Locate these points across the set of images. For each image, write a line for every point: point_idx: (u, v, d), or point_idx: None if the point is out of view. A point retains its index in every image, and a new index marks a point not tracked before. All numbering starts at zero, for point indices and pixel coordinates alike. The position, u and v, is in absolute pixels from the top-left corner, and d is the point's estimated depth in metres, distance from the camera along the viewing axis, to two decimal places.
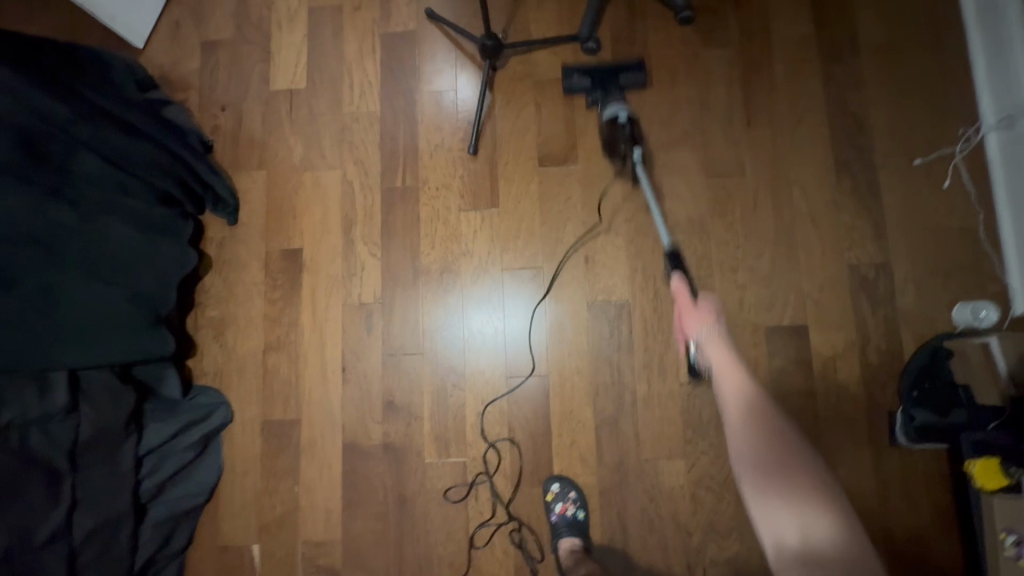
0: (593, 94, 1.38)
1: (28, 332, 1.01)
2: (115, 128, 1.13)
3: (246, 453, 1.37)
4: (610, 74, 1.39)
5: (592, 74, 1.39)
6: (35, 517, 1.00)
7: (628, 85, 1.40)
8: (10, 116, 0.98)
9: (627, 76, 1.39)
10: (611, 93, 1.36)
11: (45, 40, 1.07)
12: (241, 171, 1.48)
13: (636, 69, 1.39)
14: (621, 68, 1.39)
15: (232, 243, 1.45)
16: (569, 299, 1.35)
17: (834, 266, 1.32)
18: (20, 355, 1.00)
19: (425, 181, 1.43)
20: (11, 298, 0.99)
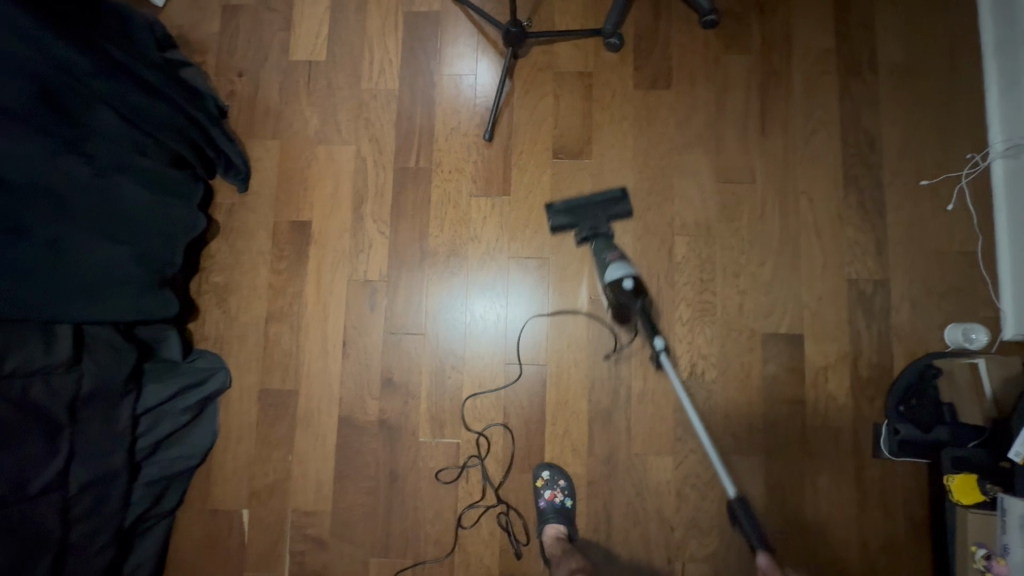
0: (582, 231, 1.35)
1: (38, 283, 1.01)
2: (133, 86, 1.14)
3: (242, 419, 1.39)
4: (596, 215, 1.36)
5: (575, 210, 1.36)
6: (33, 466, 1.01)
7: (616, 215, 1.37)
8: (32, 66, 0.97)
9: (611, 209, 1.37)
10: (601, 233, 1.34)
11: None
12: (255, 139, 1.47)
13: (620, 198, 1.37)
14: (603, 200, 1.37)
15: (241, 210, 1.45)
16: (573, 293, 1.37)
17: (834, 279, 1.34)
18: (29, 305, 1.00)
19: (438, 163, 1.44)
20: (26, 248, 0.99)
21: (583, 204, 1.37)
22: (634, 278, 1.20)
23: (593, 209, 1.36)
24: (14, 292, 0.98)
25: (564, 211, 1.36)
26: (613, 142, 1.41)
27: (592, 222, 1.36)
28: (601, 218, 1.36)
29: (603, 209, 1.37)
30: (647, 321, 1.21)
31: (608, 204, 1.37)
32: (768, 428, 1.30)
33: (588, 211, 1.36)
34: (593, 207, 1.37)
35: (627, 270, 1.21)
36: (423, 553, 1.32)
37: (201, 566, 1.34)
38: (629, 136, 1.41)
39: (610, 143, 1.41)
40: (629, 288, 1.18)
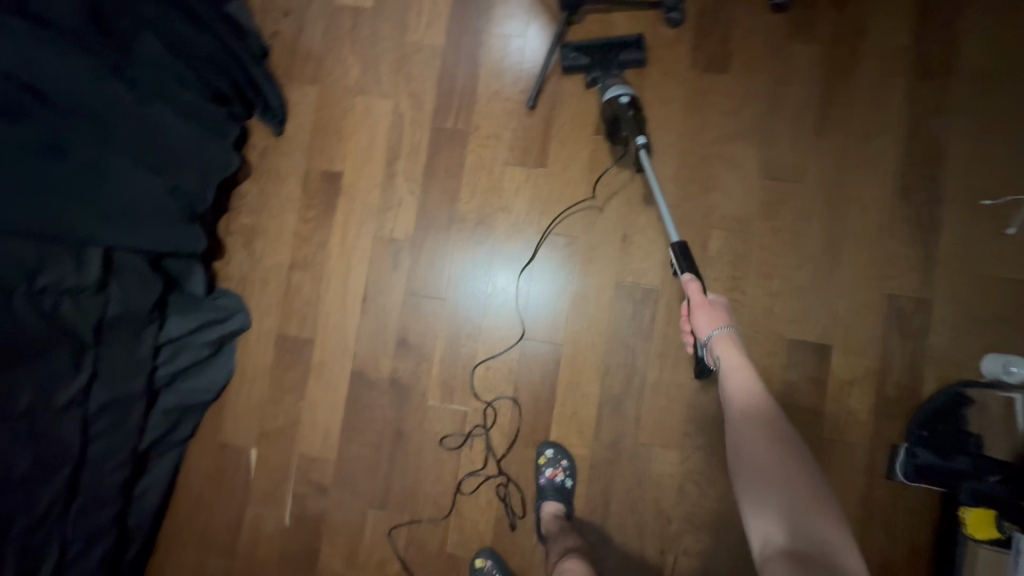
0: (592, 72, 1.34)
1: (71, 203, 1.01)
2: (182, 18, 1.15)
3: (258, 361, 1.41)
4: (609, 60, 1.34)
5: (589, 51, 1.35)
6: (59, 381, 1.04)
7: (626, 62, 1.35)
8: None
9: (624, 54, 1.34)
10: (611, 73, 1.33)
11: None
12: (294, 83, 1.45)
13: (634, 44, 1.34)
14: (618, 44, 1.34)
15: (274, 154, 1.44)
16: (598, 274, 1.34)
17: (872, 292, 1.29)
18: (62, 224, 1.00)
19: (476, 126, 1.40)
20: (63, 166, 0.99)
21: (598, 46, 1.34)
22: (630, 96, 1.24)
23: (607, 54, 1.34)
24: (49, 209, 0.98)
25: (578, 48, 1.35)
26: (659, 123, 1.36)
27: (603, 63, 1.34)
28: (612, 62, 1.34)
29: (614, 53, 1.34)
30: (632, 128, 1.23)
31: (619, 50, 1.34)
32: None
33: (602, 53, 1.34)
34: (606, 52, 1.34)
35: (623, 88, 1.25)
36: (420, 512, 1.34)
37: (208, 497, 1.39)
38: (676, 119, 1.35)
39: (656, 125, 1.36)
40: (623, 102, 1.23)
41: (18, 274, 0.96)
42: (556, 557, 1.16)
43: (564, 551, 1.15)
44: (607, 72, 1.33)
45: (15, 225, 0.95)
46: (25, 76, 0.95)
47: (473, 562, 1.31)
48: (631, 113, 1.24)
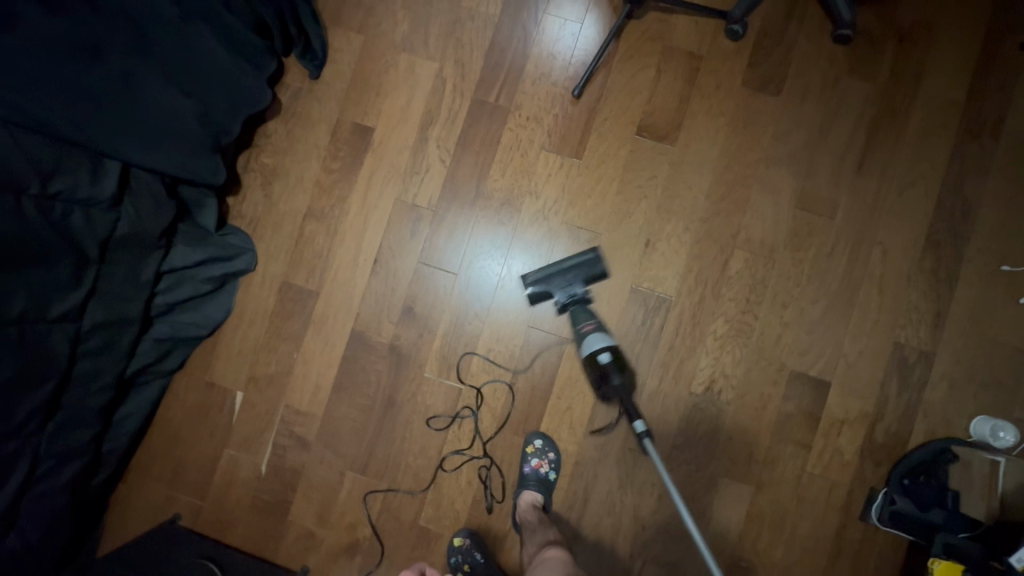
0: (562, 302, 1.26)
1: (96, 107, 0.97)
2: None
3: (257, 305, 1.37)
4: (573, 284, 1.25)
5: (548, 280, 1.24)
6: (57, 292, 0.99)
7: (594, 276, 1.25)
8: None
9: (588, 271, 1.25)
10: (580, 307, 1.24)
11: None
12: (339, 27, 1.40)
13: (597, 261, 1.25)
14: (580, 268, 1.24)
15: (307, 97, 1.39)
16: (615, 276, 1.33)
17: (880, 336, 1.30)
18: (85, 128, 0.96)
19: (518, 106, 1.37)
20: (95, 68, 0.96)
21: (556, 272, 1.24)
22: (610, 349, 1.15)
23: (567, 276, 1.25)
24: (72, 110, 0.94)
25: (537, 284, 1.24)
26: (702, 135, 1.34)
27: (568, 288, 1.25)
28: (576, 282, 1.25)
29: (580, 271, 1.25)
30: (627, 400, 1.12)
31: (584, 267, 1.25)
32: (766, 460, 1.29)
33: (564, 280, 1.24)
34: (568, 274, 1.25)
35: (603, 342, 1.16)
36: (398, 481, 1.33)
37: (185, 433, 1.36)
38: (720, 133, 1.34)
39: (698, 135, 1.34)
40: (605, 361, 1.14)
41: (33, 170, 0.91)
42: (535, 549, 1.17)
43: (544, 543, 1.16)
44: (573, 305, 1.25)
45: (37, 121, 0.91)
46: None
47: (451, 541, 1.30)
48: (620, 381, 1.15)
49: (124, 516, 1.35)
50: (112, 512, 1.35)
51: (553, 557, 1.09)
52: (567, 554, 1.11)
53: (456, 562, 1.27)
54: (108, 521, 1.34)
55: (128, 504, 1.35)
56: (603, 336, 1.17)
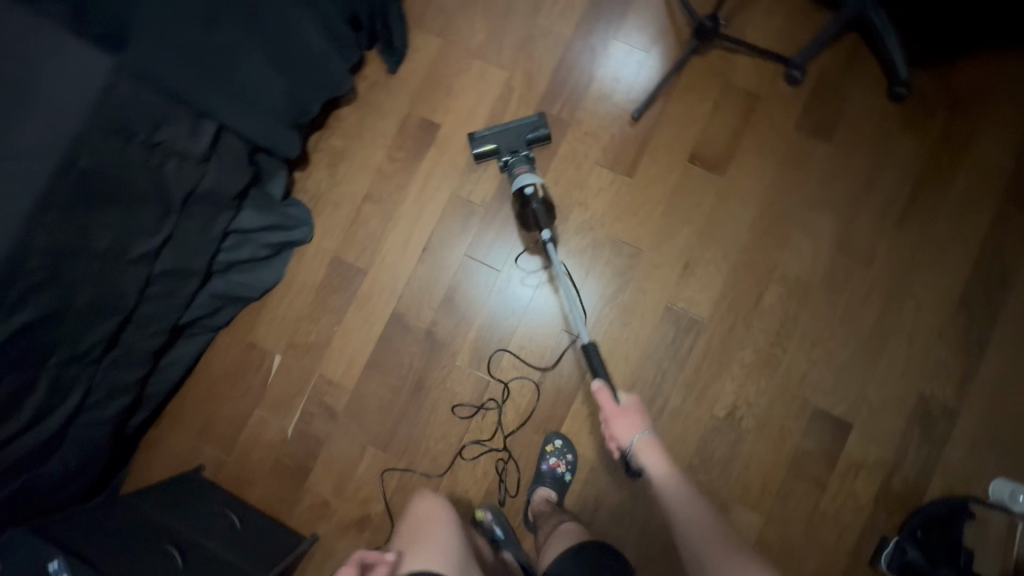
0: (502, 156, 1.36)
1: (202, 73, 1.05)
2: None
3: (307, 277, 1.44)
4: (515, 141, 1.37)
5: (494, 137, 1.37)
6: (140, 234, 1.06)
7: (534, 139, 1.38)
8: None
9: (530, 133, 1.38)
10: (519, 157, 1.33)
11: None
12: (421, 30, 1.50)
13: (540, 123, 1.39)
14: (522, 129, 1.38)
15: (381, 90, 1.48)
16: (651, 292, 1.37)
17: (907, 387, 1.31)
18: (190, 90, 1.04)
19: (579, 121, 1.44)
20: (209, 38, 1.03)
21: (500, 130, 1.37)
22: (537, 185, 1.25)
23: (512, 134, 1.37)
24: (180, 73, 1.02)
25: (483, 141, 1.36)
26: (751, 171, 1.39)
27: (512, 147, 1.36)
28: (519, 142, 1.37)
29: (521, 132, 1.38)
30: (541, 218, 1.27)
31: (527, 128, 1.38)
32: (780, 494, 1.30)
33: (509, 138, 1.37)
34: (513, 134, 1.37)
35: (530, 176, 1.26)
36: (417, 463, 1.37)
37: (219, 389, 1.42)
38: (769, 171, 1.39)
39: (748, 169, 1.39)
40: (529, 191, 1.25)
41: (145, 119, 0.97)
42: (549, 530, 1.19)
43: (558, 522, 1.19)
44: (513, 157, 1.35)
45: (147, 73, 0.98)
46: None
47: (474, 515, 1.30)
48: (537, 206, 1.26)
49: (150, 462, 1.39)
50: (139, 456, 1.40)
51: (568, 528, 1.14)
52: (581, 525, 1.15)
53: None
54: (132, 463, 1.39)
55: (154, 452, 1.40)
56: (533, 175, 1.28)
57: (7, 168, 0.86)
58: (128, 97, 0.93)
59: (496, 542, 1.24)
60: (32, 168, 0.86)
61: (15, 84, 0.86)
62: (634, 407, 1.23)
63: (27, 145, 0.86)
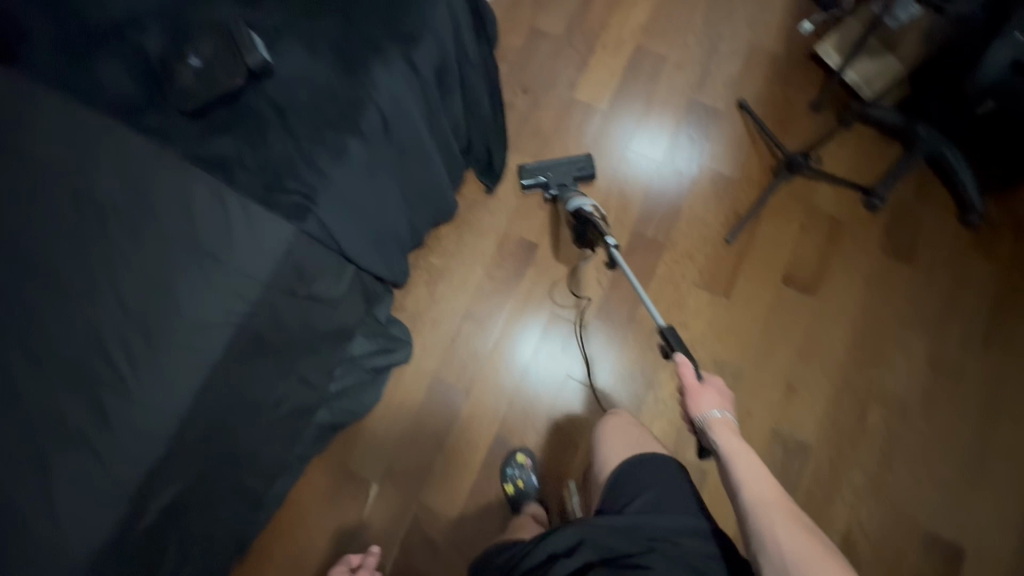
0: (550, 189, 1.45)
1: (362, 227, 1.02)
2: (482, 85, 1.24)
3: (406, 398, 1.40)
4: (564, 175, 1.48)
5: (543, 171, 1.48)
6: (272, 383, 1.00)
7: (580, 176, 1.50)
8: (447, 51, 1.04)
9: (576, 173, 1.49)
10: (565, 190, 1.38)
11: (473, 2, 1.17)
12: (516, 152, 1.56)
13: (585, 161, 1.51)
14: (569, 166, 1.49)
15: (479, 208, 1.52)
16: (757, 415, 1.39)
17: (1013, 510, 1.33)
18: (350, 245, 1.00)
19: (673, 243, 1.49)
20: (372, 195, 1.00)
21: (551, 166, 1.49)
22: (593, 206, 1.20)
23: (562, 170, 1.49)
24: (348, 232, 0.97)
25: (531, 172, 1.48)
26: (842, 292, 1.45)
27: (562, 178, 1.47)
28: (570, 176, 1.48)
29: (570, 170, 1.49)
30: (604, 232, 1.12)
31: (575, 167, 1.50)
32: None
33: (559, 170, 1.49)
34: (563, 166, 1.50)
35: (584, 198, 1.21)
36: None
37: (312, 521, 1.34)
38: (859, 293, 1.45)
39: (839, 291, 1.45)
40: (586, 211, 1.18)
41: (308, 276, 0.95)
42: None
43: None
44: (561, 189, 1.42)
45: (329, 239, 0.94)
46: (393, 127, 0.97)
47: (514, 457, 1.36)
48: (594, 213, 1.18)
49: None
50: None
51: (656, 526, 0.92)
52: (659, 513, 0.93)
53: (513, 474, 1.33)
54: None
55: None
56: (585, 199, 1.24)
57: (184, 342, 0.83)
58: (304, 259, 0.91)
59: (532, 484, 1.32)
60: (206, 340, 0.84)
61: (196, 257, 0.85)
62: (718, 386, 0.94)
63: (204, 318, 0.84)
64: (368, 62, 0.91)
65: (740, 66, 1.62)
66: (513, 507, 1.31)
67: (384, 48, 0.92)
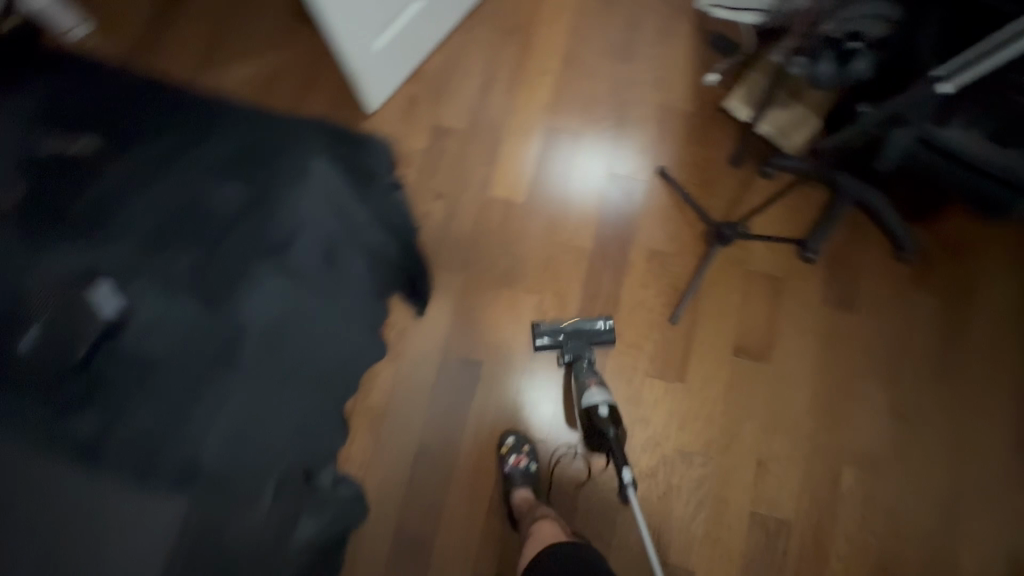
0: (565, 355, 1.38)
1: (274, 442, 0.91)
2: (385, 231, 1.15)
3: (371, 558, 1.31)
4: (582, 343, 1.39)
5: (559, 332, 1.40)
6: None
7: (599, 341, 1.40)
8: (326, 229, 0.97)
9: (595, 339, 1.40)
10: (582, 367, 1.34)
11: (348, 157, 1.10)
12: (440, 265, 1.48)
13: (608, 329, 1.40)
14: (589, 335, 1.39)
15: (413, 335, 1.44)
16: (732, 499, 1.35)
17: (995, 545, 1.33)
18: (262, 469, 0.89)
19: (619, 334, 1.44)
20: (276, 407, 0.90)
21: (568, 329, 1.39)
22: (612, 409, 1.18)
23: (579, 337, 1.39)
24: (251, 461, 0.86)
25: (546, 334, 1.40)
26: (795, 352, 1.43)
27: (576, 347, 1.38)
28: (583, 343, 1.38)
29: (588, 336, 1.40)
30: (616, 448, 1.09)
31: (596, 332, 1.40)
32: None
33: (575, 336, 1.39)
34: (578, 332, 1.40)
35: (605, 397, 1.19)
36: None
37: None
38: (811, 351, 1.43)
39: (791, 353, 1.43)
40: (604, 416, 1.16)
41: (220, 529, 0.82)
42: None
43: None
44: (577, 362, 1.36)
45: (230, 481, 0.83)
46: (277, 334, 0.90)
47: None
48: (613, 430, 1.13)
49: None
50: None
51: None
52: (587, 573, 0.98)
53: None
54: None
55: None
56: (603, 393, 1.23)
57: None
58: (204, 516, 0.80)
59: None
60: None
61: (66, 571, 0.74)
62: None
63: None
64: (234, 290, 0.86)
65: (654, 131, 1.58)
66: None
67: (246, 266, 0.87)
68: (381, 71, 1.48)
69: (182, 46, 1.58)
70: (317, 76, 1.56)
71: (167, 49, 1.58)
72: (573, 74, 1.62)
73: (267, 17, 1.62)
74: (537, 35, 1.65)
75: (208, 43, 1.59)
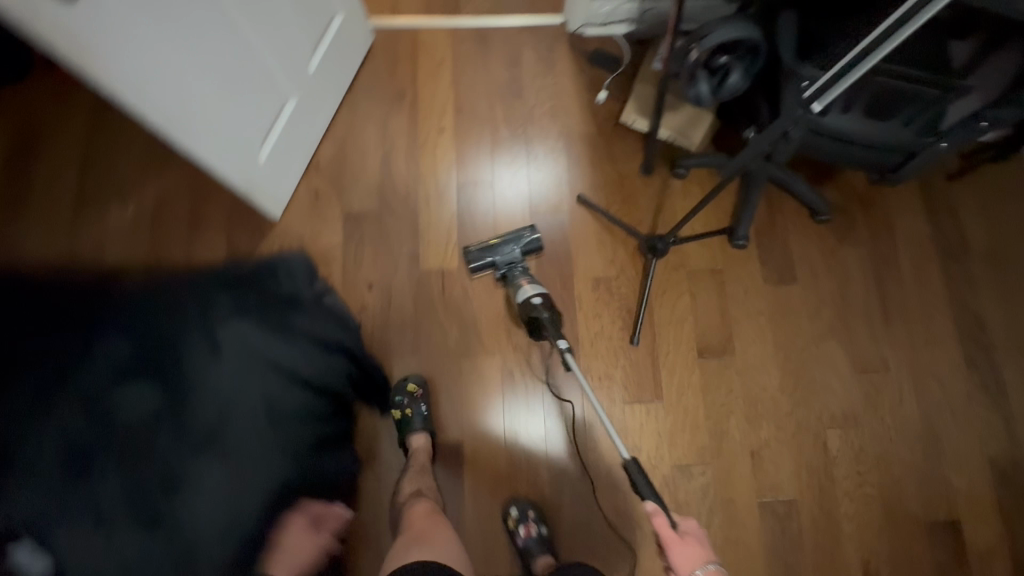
0: (500, 269, 1.39)
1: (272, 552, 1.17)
2: (304, 349, 1.28)
3: None
4: (511, 251, 1.41)
5: (489, 252, 1.40)
6: None
7: (528, 248, 1.43)
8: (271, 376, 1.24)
9: (526, 245, 1.42)
10: (515, 273, 1.37)
11: (269, 301, 1.32)
12: (393, 355, 1.43)
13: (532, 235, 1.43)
14: (520, 246, 1.41)
15: (386, 435, 1.37)
16: (739, 497, 1.37)
17: (976, 459, 1.41)
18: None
19: (588, 370, 1.43)
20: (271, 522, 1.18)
21: (498, 245, 1.40)
22: (543, 297, 1.26)
23: (507, 245, 1.41)
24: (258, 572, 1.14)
25: (480, 254, 1.40)
26: (753, 337, 1.47)
27: (505, 254, 1.40)
28: (512, 246, 1.41)
29: (516, 245, 1.42)
30: (551, 327, 1.19)
31: (522, 240, 1.42)
32: None
33: (503, 246, 1.41)
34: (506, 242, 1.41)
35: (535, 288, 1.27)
36: None
37: None
38: (767, 331, 1.47)
39: (751, 339, 1.46)
40: (536, 303, 1.24)
41: None
42: None
43: None
44: (511, 270, 1.39)
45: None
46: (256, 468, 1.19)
47: None
48: (546, 313, 1.22)
49: None
50: None
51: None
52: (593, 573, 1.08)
53: None
54: None
55: None
56: (534, 285, 1.31)
57: None
58: None
59: None
60: None
61: None
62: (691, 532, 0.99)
63: None
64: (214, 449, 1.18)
65: (562, 160, 1.58)
66: (401, 446, 1.33)
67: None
68: (273, 177, 1.40)
69: (51, 201, 1.47)
70: (206, 197, 1.49)
71: (38, 211, 1.46)
72: (468, 124, 1.60)
73: (134, 151, 1.52)
74: (421, 94, 1.62)
75: (79, 191, 1.48)
